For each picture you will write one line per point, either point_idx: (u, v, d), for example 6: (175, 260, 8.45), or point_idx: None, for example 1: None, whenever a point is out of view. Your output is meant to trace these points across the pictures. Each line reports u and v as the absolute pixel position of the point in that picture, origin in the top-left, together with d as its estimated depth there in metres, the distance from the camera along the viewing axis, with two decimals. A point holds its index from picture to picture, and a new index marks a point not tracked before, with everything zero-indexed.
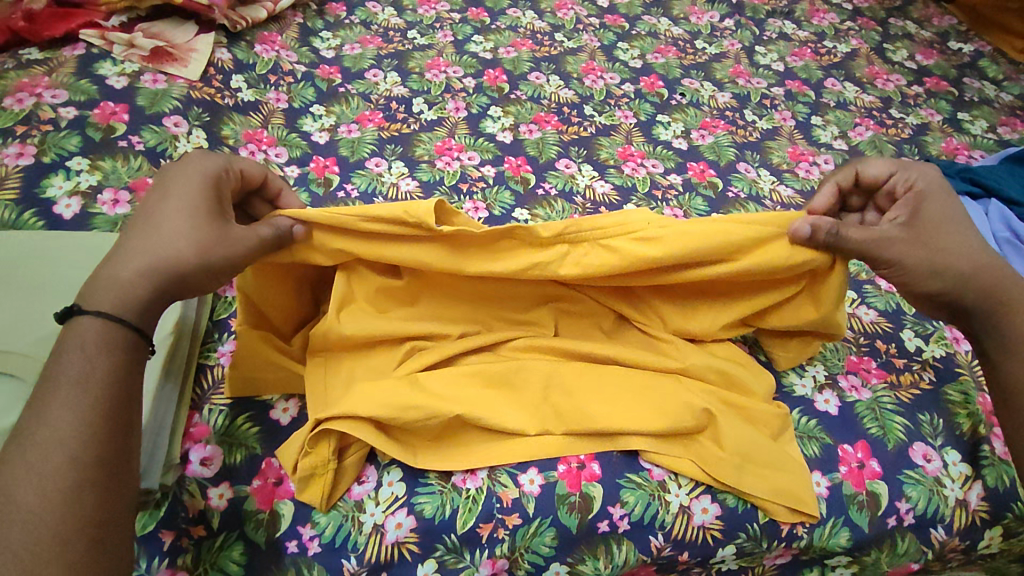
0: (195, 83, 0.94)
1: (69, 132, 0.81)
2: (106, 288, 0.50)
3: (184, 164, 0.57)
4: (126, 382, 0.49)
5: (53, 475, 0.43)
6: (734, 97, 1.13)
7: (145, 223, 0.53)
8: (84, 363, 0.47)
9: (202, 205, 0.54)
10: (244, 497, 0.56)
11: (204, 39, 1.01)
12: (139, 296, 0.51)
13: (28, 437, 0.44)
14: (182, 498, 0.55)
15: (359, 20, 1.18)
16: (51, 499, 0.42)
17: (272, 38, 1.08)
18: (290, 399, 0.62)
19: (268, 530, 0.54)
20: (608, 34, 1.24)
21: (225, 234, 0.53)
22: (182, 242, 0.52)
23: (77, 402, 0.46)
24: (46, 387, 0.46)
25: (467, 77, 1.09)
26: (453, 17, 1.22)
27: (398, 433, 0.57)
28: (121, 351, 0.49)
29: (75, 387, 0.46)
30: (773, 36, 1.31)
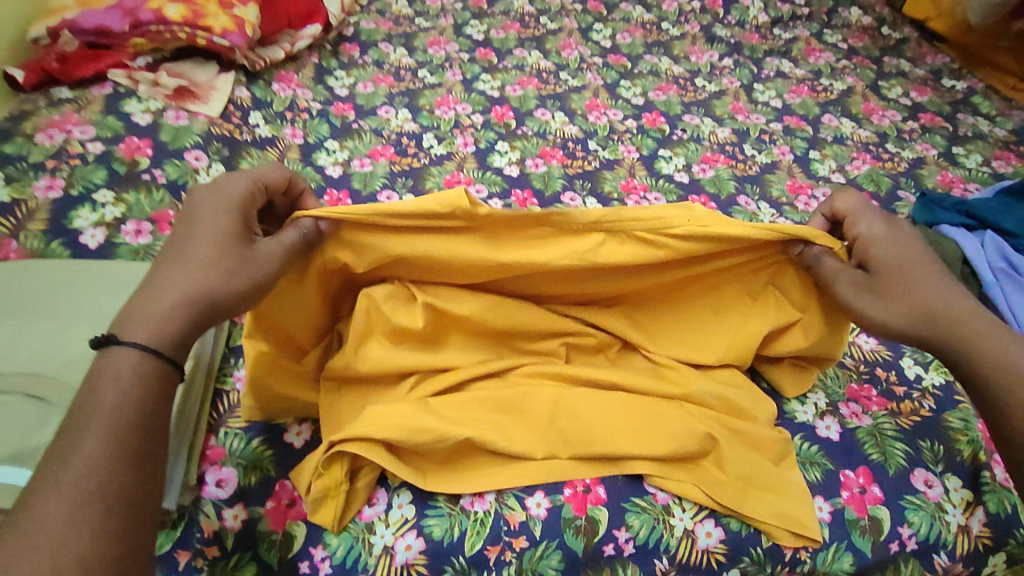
0: (216, 120, 0.98)
1: (96, 166, 0.85)
2: (142, 321, 0.52)
3: (209, 188, 0.60)
4: (157, 416, 0.50)
5: (83, 505, 0.44)
6: (733, 132, 1.17)
7: (177, 253, 0.55)
8: (119, 395, 0.49)
9: (232, 232, 0.57)
10: (258, 518, 0.57)
11: (225, 78, 1.05)
12: (175, 327, 0.52)
13: (60, 465, 0.45)
14: (198, 519, 0.56)
15: (372, 60, 1.23)
16: (79, 526, 0.43)
17: (289, 77, 1.14)
18: (303, 423, 0.63)
19: (280, 550, 0.56)
20: (610, 73, 1.29)
21: (254, 256, 0.56)
22: (215, 271, 0.54)
23: (111, 433, 0.47)
24: (81, 415, 0.47)
25: (475, 114, 1.13)
26: (461, 57, 1.27)
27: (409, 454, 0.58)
28: (154, 381, 0.50)
29: (109, 417, 0.48)
30: (770, 74, 1.36)
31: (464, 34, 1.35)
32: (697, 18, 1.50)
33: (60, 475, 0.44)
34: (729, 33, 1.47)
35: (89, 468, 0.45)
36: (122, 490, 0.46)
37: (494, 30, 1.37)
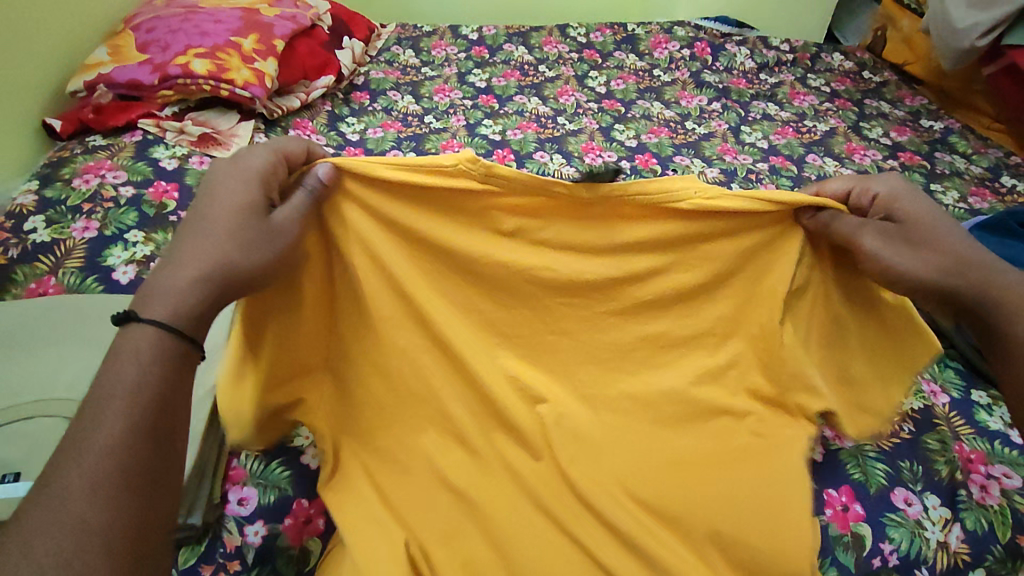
0: None
1: (128, 209, 0.91)
2: (162, 297, 0.52)
3: (231, 162, 0.60)
4: (175, 393, 0.50)
5: (102, 480, 0.44)
6: (721, 172, 1.24)
7: (195, 225, 0.55)
8: (131, 371, 0.49)
9: (251, 207, 0.57)
10: (277, 534, 0.61)
11: (245, 126, 1.12)
12: (190, 304, 0.52)
13: (82, 440, 0.46)
14: (221, 535, 0.60)
15: (381, 107, 1.32)
16: (100, 504, 0.44)
17: (305, 123, 1.22)
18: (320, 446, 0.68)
19: (297, 565, 0.60)
20: (605, 117, 1.37)
21: (269, 228, 0.57)
22: (229, 245, 0.55)
23: (123, 410, 0.47)
24: (101, 388, 0.48)
25: (478, 157, 1.20)
26: (465, 104, 1.36)
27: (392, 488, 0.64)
28: (167, 359, 0.50)
29: (125, 393, 0.48)
30: (757, 117, 1.44)
31: (467, 82, 1.44)
32: (687, 64, 1.60)
33: (82, 450, 0.45)
34: (717, 78, 1.56)
35: (112, 442, 0.46)
36: (141, 470, 0.46)
37: (495, 78, 1.46)
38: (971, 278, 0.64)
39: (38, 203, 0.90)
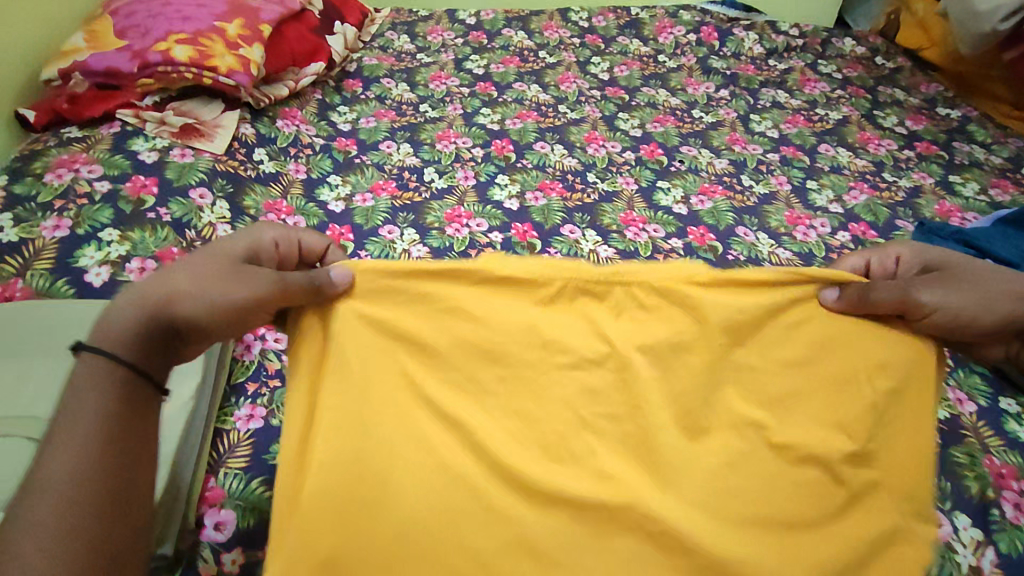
0: (220, 157, 1.00)
1: (103, 206, 0.86)
2: (111, 324, 0.53)
3: (244, 234, 0.65)
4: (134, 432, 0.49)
5: (65, 517, 0.43)
6: (732, 163, 1.18)
7: (170, 268, 0.58)
8: (98, 409, 0.48)
9: (237, 263, 0.60)
10: (256, 562, 0.59)
11: (230, 116, 1.07)
12: (129, 327, 0.52)
13: (42, 476, 0.44)
14: (196, 565, 0.57)
15: (375, 95, 1.28)
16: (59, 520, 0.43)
17: (293, 113, 1.17)
18: None
19: None
20: (608, 105, 1.31)
21: (247, 278, 0.59)
22: (189, 285, 0.56)
23: (85, 447, 0.46)
24: (59, 427, 0.47)
25: (476, 148, 1.15)
26: (462, 91, 1.31)
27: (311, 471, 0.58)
28: (124, 397, 0.50)
29: (86, 430, 0.47)
30: (767, 104, 1.38)
31: (464, 68, 1.39)
32: (693, 50, 1.53)
33: (45, 486, 0.44)
34: (725, 63, 1.50)
35: (71, 479, 0.45)
36: (105, 508, 0.45)
37: (494, 64, 1.41)
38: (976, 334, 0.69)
39: (6, 200, 0.85)
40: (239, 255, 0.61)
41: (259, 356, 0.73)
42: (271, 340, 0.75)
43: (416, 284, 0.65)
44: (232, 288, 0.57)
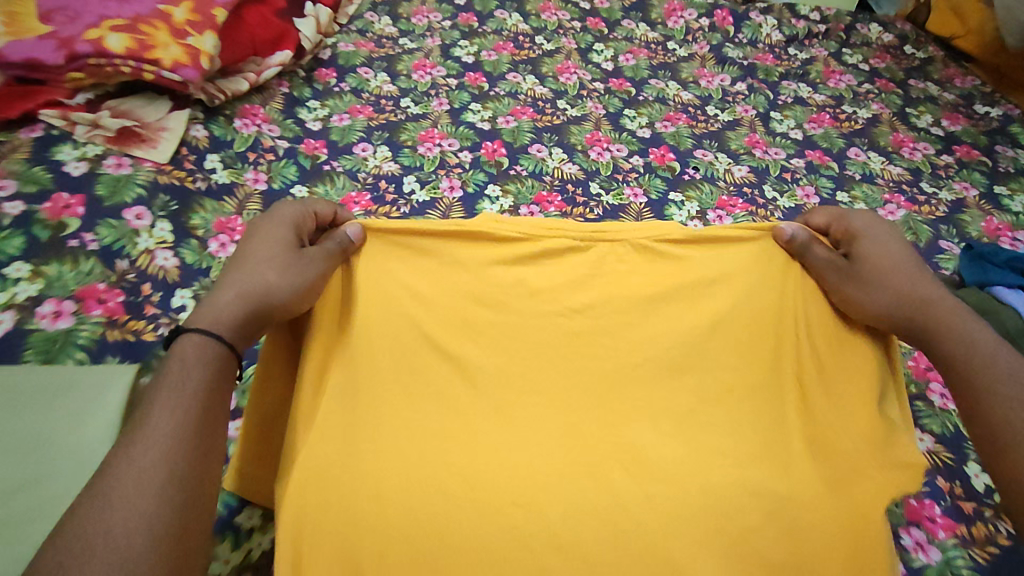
0: (163, 166, 0.87)
1: (14, 232, 0.74)
2: (205, 312, 0.53)
3: (268, 214, 0.65)
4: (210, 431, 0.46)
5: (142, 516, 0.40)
6: (752, 170, 1.06)
7: (238, 258, 0.59)
8: (184, 401, 0.46)
9: (285, 240, 0.62)
10: None
11: (178, 116, 0.93)
12: (232, 315, 0.54)
13: (118, 467, 0.42)
14: None
15: (350, 87, 1.14)
16: (147, 493, 0.41)
17: (254, 110, 1.02)
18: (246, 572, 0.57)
19: None
20: (613, 101, 1.19)
21: (303, 258, 0.60)
22: (268, 272, 0.58)
23: (165, 440, 0.44)
24: (143, 416, 0.45)
25: (464, 150, 1.05)
26: (449, 83, 1.18)
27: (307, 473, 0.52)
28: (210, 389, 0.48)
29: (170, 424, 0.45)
30: (788, 100, 1.24)
31: (452, 56, 1.24)
32: (706, 36, 1.38)
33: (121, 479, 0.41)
34: (741, 52, 1.35)
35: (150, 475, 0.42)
36: (185, 512, 0.42)
37: (485, 51, 1.27)
38: (925, 318, 0.64)
39: None
40: (283, 231, 0.62)
41: None
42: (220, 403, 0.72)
43: (425, 240, 0.67)
44: (308, 262, 0.60)
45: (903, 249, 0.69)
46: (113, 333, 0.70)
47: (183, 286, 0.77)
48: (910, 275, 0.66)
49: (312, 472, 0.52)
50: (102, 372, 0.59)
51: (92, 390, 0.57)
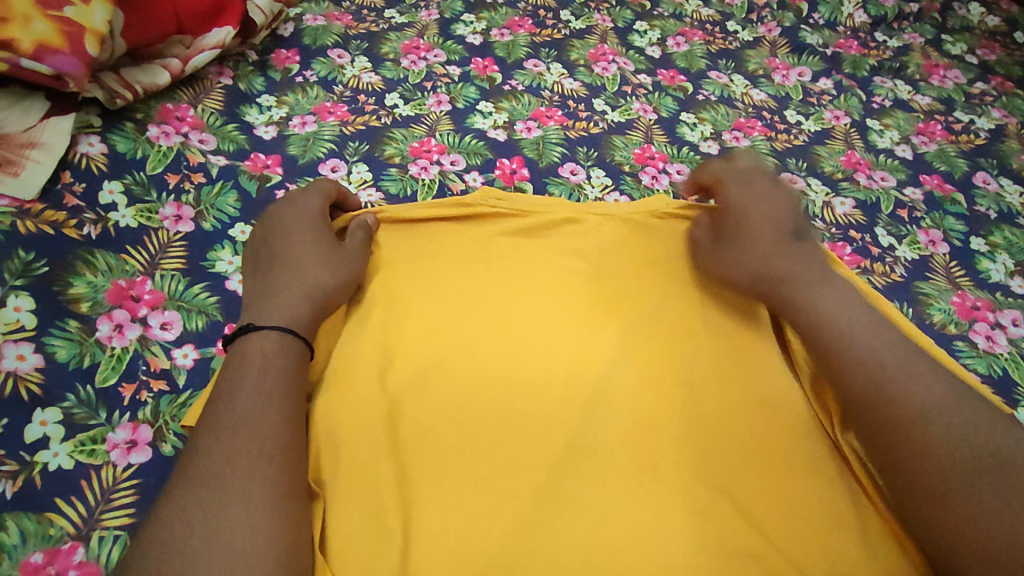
0: (27, 206, 0.59)
1: None
2: (271, 310, 0.53)
3: (289, 203, 0.62)
4: (293, 400, 0.49)
5: (247, 484, 0.43)
6: (858, 205, 0.80)
7: (279, 258, 0.57)
8: (265, 373, 0.49)
9: (322, 233, 0.60)
10: None
11: (57, 125, 0.64)
12: (301, 313, 0.54)
13: (218, 437, 0.44)
14: None
15: (317, 78, 0.84)
16: (238, 470, 0.43)
17: (179, 111, 0.74)
18: None
19: None
20: (666, 101, 0.91)
21: (345, 254, 0.60)
22: (320, 271, 0.57)
23: (257, 410, 0.46)
24: (223, 403, 0.46)
25: (472, 172, 0.77)
26: (450, 73, 0.89)
27: (341, 526, 0.48)
28: (285, 359, 0.50)
29: (256, 393, 0.47)
30: (885, 103, 0.97)
31: (452, 35, 0.95)
32: (776, 15, 1.10)
33: (222, 451, 0.43)
34: (820, 39, 1.07)
35: (248, 443, 0.44)
36: (283, 473, 0.44)
37: (495, 30, 0.97)
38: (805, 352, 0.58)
39: None
40: (315, 227, 0.60)
41: None
42: None
43: (431, 222, 0.66)
44: (349, 254, 0.60)
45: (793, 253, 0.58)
46: None
47: (46, 404, 0.50)
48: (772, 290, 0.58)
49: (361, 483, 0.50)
50: None
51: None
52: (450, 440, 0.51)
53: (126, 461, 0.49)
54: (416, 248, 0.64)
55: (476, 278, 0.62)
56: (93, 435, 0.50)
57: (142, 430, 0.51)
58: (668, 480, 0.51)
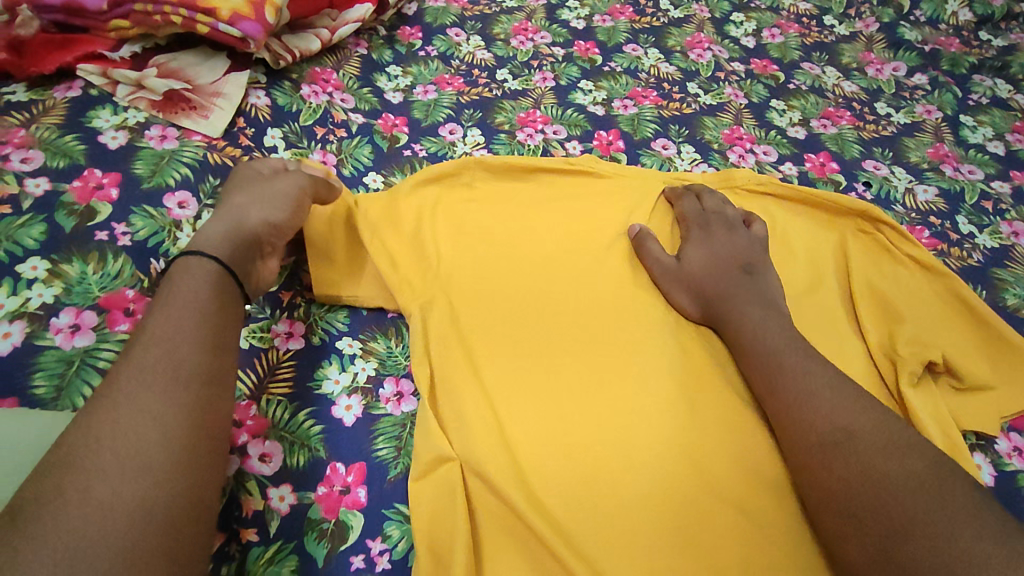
0: (215, 142, 0.72)
1: (33, 217, 0.59)
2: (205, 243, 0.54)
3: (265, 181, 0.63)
4: (204, 357, 0.45)
5: (126, 441, 0.39)
6: (941, 193, 0.83)
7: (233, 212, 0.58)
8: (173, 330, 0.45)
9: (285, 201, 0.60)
10: (308, 505, 0.51)
11: (235, 79, 0.77)
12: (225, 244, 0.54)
13: (108, 394, 0.41)
14: (241, 498, 0.51)
15: (437, 53, 0.95)
16: (155, 387, 0.42)
17: (325, 75, 0.86)
18: (283, 485, 0.52)
19: (331, 542, 0.50)
20: (757, 88, 0.96)
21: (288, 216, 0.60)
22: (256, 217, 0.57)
23: (157, 366, 0.43)
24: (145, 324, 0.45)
25: (572, 141, 0.85)
26: (555, 54, 0.98)
27: (455, 400, 0.56)
28: (209, 312, 0.48)
29: (160, 348, 0.44)
30: (983, 101, 0.98)
31: (558, 19, 1.03)
32: (875, 11, 1.12)
33: (109, 403, 0.40)
34: (919, 35, 1.09)
35: (134, 402, 0.41)
36: (200, 402, 0.43)
37: (598, 16, 1.05)
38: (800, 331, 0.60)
39: None
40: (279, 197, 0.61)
41: (235, 479, 0.51)
42: (255, 458, 0.53)
43: (537, 177, 0.74)
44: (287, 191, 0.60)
45: (658, 253, 0.66)
46: None
47: None
48: (762, 285, 0.64)
49: (472, 372, 0.58)
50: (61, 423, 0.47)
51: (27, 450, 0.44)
52: (551, 352, 0.59)
53: (285, 346, 0.60)
54: (522, 197, 0.72)
55: (574, 226, 0.70)
56: (263, 324, 0.61)
57: (296, 325, 0.62)
58: (739, 411, 0.58)
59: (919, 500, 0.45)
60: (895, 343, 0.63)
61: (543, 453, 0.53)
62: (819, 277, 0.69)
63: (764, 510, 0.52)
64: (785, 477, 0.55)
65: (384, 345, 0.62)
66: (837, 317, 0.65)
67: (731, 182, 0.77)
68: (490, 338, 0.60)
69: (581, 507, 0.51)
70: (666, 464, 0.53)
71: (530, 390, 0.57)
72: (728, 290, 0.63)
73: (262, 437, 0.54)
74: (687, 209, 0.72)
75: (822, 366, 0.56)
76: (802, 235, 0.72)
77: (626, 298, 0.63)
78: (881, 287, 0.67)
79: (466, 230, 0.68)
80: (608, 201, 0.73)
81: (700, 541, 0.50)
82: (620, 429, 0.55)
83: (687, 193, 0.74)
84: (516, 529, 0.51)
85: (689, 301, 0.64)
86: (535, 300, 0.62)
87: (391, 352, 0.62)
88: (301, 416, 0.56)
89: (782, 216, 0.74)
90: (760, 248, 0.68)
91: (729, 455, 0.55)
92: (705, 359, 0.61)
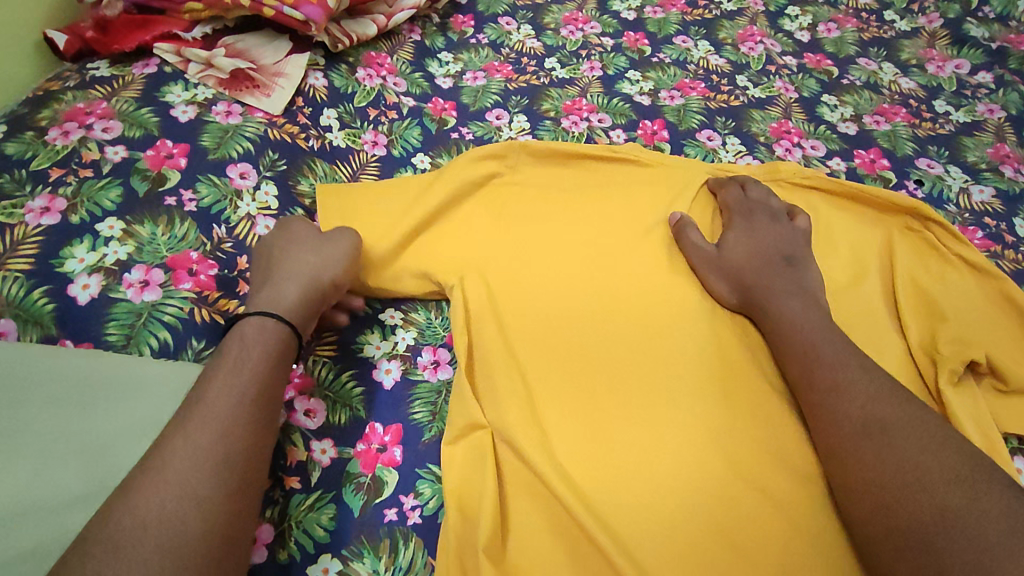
0: (276, 119, 0.76)
1: (111, 181, 0.64)
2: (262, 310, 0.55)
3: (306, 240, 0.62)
4: (251, 430, 0.47)
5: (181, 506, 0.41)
6: (999, 195, 0.80)
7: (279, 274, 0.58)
8: (223, 402, 0.47)
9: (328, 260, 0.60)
10: (348, 459, 0.55)
11: (296, 60, 0.81)
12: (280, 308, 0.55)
13: (161, 469, 0.42)
14: (287, 448, 0.54)
15: (488, 41, 0.97)
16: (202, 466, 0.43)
17: (379, 59, 0.89)
18: (325, 439, 0.55)
19: (367, 495, 0.53)
20: (809, 82, 0.94)
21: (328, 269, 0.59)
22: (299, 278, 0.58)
23: (205, 440, 0.44)
24: (198, 398, 0.47)
25: (616, 130, 0.86)
26: (604, 44, 0.99)
27: (489, 371, 0.59)
28: (259, 384, 0.49)
29: (207, 423, 0.45)
30: None
31: (609, 10, 1.04)
32: (940, 7, 1.08)
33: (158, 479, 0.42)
34: (986, 32, 1.05)
35: (190, 480, 0.42)
36: (240, 478, 0.45)
37: (649, 7, 1.05)
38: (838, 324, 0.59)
39: None
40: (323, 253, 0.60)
41: (281, 431, 0.55)
42: (300, 413, 0.56)
43: (580, 163, 0.75)
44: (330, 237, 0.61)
45: (697, 244, 0.67)
46: (204, 311, 0.60)
47: None
48: (801, 277, 0.64)
49: (506, 346, 0.60)
50: (162, 371, 0.52)
51: (129, 392, 0.49)
52: (584, 332, 0.61)
53: None
54: (563, 182, 0.74)
55: (614, 211, 0.71)
56: None
57: None
58: (770, 398, 0.58)
59: (952, 493, 0.45)
60: (935, 340, 0.62)
61: (571, 427, 0.55)
62: (861, 271, 0.68)
63: (790, 496, 0.53)
64: (815, 467, 0.55)
65: (424, 316, 0.65)
66: (877, 311, 0.65)
67: (779, 176, 0.76)
68: (525, 315, 0.61)
69: (606, 481, 0.52)
70: (694, 445, 0.54)
71: (562, 367, 0.59)
72: (767, 279, 0.63)
73: (308, 394, 0.57)
74: (729, 198, 0.72)
75: (858, 359, 0.55)
76: (847, 229, 0.71)
77: (662, 283, 0.64)
78: (926, 285, 0.66)
79: (507, 213, 0.70)
80: (649, 187, 0.73)
81: (724, 523, 0.51)
82: (649, 410, 0.56)
83: (731, 183, 0.74)
84: (544, 496, 0.53)
85: (725, 287, 0.64)
86: (571, 282, 0.64)
87: (430, 323, 0.65)
88: (345, 376, 0.59)
89: (827, 211, 0.73)
90: (802, 238, 0.68)
91: (758, 441, 0.55)
92: (738, 346, 0.61)
